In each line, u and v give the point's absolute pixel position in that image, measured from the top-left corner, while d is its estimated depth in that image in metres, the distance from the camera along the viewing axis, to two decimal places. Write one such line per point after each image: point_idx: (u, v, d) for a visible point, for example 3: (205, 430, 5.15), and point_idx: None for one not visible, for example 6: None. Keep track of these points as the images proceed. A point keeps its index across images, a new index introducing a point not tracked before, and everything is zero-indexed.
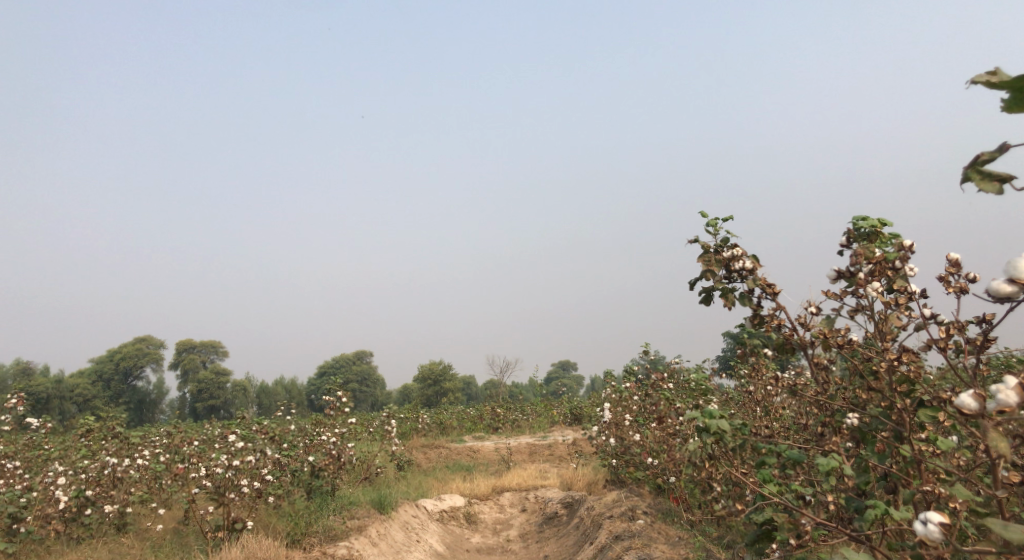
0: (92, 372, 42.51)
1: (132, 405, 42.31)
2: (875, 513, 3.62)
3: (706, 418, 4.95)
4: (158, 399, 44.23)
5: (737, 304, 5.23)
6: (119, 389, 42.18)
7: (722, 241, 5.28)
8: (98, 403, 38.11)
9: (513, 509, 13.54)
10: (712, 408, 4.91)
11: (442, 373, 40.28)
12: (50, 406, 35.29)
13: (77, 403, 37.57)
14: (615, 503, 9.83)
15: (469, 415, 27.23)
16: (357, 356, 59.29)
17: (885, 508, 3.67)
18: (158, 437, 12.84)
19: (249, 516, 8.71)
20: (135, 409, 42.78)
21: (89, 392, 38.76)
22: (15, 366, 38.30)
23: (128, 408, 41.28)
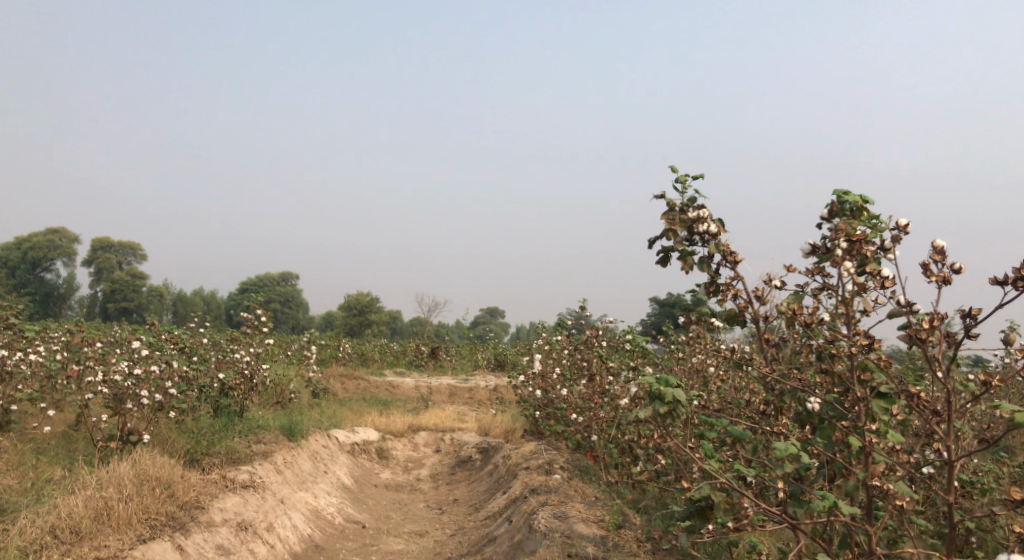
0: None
1: (40, 297, 40.39)
2: (821, 505, 3.41)
3: (659, 388, 4.32)
4: (68, 295, 42.31)
5: (694, 269, 4.94)
6: (27, 280, 40.07)
7: (689, 200, 4.95)
8: (2, 292, 36.16)
9: (427, 449, 13.33)
10: (667, 376, 4.31)
11: (369, 304, 39.68)
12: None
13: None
14: (532, 455, 9.68)
15: (393, 350, 26.88)
16: (284, 277, 57.87)
17: (833, 501, 3.46)
18: (57, 334, 12.03)
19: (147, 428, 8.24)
20: (42, 302, 40.84)
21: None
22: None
23: (34, 300, 39.38)
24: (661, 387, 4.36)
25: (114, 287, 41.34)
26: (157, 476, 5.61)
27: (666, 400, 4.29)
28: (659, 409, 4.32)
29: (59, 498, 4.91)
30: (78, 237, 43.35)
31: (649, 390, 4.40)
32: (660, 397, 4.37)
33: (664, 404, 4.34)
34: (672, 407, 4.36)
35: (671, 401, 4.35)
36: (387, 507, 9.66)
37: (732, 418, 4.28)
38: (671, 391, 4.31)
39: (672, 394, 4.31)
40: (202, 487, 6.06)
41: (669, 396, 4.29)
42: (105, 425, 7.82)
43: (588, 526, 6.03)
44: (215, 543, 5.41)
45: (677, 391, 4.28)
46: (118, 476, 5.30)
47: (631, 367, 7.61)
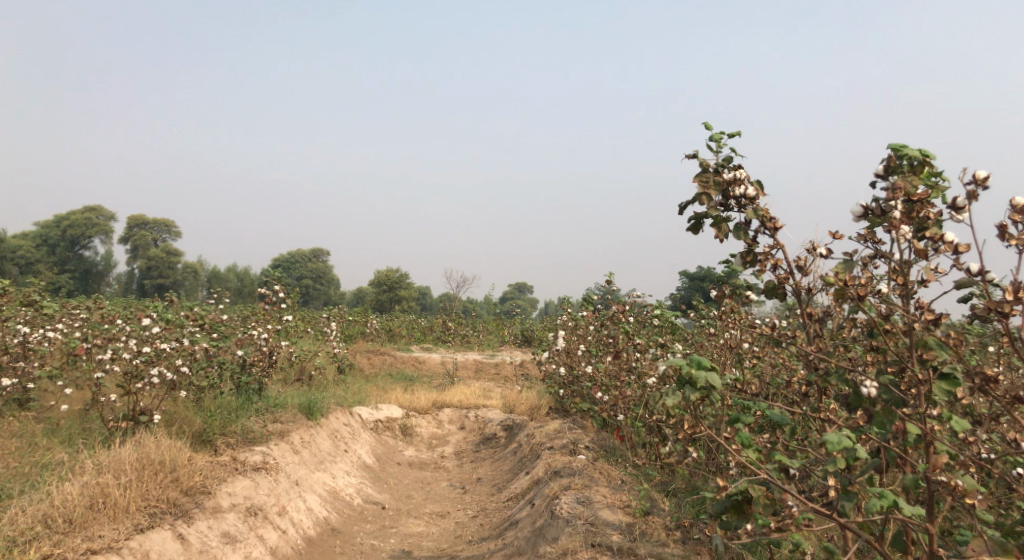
0: (36, 235, 40.77)
1: (77, 274, 40.96)
2: (877, 505, 3.04)
3: (690, 372, 3.96)
4: (105, 272, 42.85)
5: (729, 237, 4.52)
6: (64, 257, 40.61)
7: (724, 160, 4.52)
8: (40, 269, 36.74)
9: (451, 426, 13.06)
10: (701, 358, 3.93)
11: (398, 280, 39.53)
12: None
13: (18, 265, 36.21)
14: (557, 434, 9.33)
15: (420, 325, 26.68)
16: (314, 254, 57.88)
17: (893, 500, 3.08)
18: (77, 310, 11.92)
19: (161, 407, 8.05)
20: (79, 279, 41.40)
21: (32, 255, 37.33)
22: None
23: (70, 277, 39.96)
24: (692, 371, 3.99)
25: (148, 263, 41.71)
26: (161, 460, 5.38)
27: (699, 384, 3.91)
28: (691, 396, 3.95)
29: (52, 484, 4.73)
30: (111, 215, 43.80)
31: (678, 375, 4.04)
32: (691, 383, 4.00)
33: (696, 390, 3.96)
34: (705, 392, 3.99)
35: (704, 386, 3.97)
36: (409, 487, 9.39)
37: (772, 402, 3.88)
38: (704, 374, 3.94)
39: (705, 378, 3.94)
40: (209, 471, 5.81)
41: (701, 380, 3.92)
42: (117, 403, 7.63)
43: (613, 513, 5.66)
44: (220, 530, 5.20)
45: (710, 376, 3.91)
46: (118, 460, 5.12)
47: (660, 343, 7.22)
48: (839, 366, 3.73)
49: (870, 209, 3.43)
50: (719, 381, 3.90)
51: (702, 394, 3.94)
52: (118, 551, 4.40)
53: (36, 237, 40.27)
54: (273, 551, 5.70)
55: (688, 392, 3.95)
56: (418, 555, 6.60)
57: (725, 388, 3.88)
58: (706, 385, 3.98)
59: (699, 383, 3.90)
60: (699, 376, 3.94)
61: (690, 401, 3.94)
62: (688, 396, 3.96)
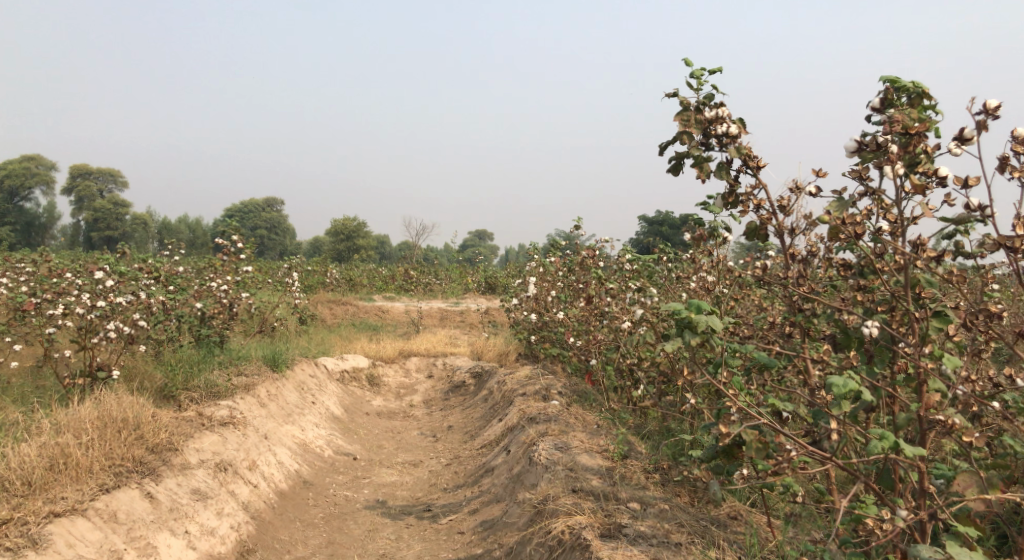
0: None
1: (21, 228, 39.46)
2: (880, 448, 3.03)
3: (691, 316, 3.87)
4: (51, 225, 41.37)
5: (711, 177, 4.39)
6: (6, 210, 39.02)
7: (706, 98, 4.31)
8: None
9: (419, 375, 12.96)
10: (700, 303, 3.84)
11: (357, 229, 38.92)
12: None
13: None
14: (528, 380, 9.29)
15: (381, 275, 26.37)
16: (269, 203, 56.53)
17: (894, 442, 3.07)
18: (23, 264, 11.40)
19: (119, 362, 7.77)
20: (24, 233, 39.92)
21: None
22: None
23: (14, 231, 38.48)
24: (691, 315, 3.90)
25: (96, 215, 40.36)
26: (123, 418, 5.17)
27: (700, 330, 3.83)
28: (690, 341, 3.87)
29: (9, 446, 4.51)
30: (55, 166, 42.13)
31: (676, 319, 3.95)
32: (690, 327, 3.91)
33: (695, 335, 3.87)
34: (704, 337, 3.91)
35: (702, 331, 3.89)
36: (379, 437, 9.30)
37: (764, 345, 3.83)
38: (705, 319, 3.86)
39: (705, 323, 3.86)
40: (175, 427, 5.61)
41: (702, 325, 3.84)
42: (72, 360, 7.33)
43: (592, 457, 5.63)
44: (190, 487, 5.05)
45: (714, 320, 3.83)
46: (78, 419, 4.90)
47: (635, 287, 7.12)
48: (828, 307, 3.68)
49: (863, 144, 3.33)
50: (722, 326, 3.82)
51: (702, 339, 3.87)
52: (83, 514, 4.24)
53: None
54: (246, 506, 5.56)
55: (688, 337, 3.87)
56: (394, 505, 6.53)
57: (726, 332, 3.81)
58: (705, 330, 3.90)
59: (701, 328, 3.82)
60: (700, 320, 3.85)
61: (689, 346, 3.86)
62: (688, 341, 3.87)
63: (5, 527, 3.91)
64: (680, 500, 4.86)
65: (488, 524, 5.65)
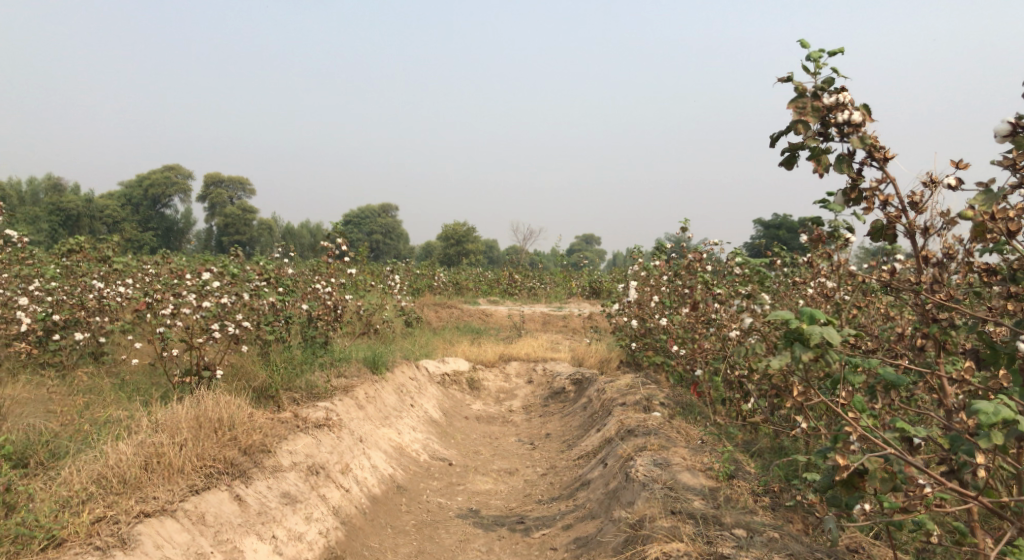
0: (120, 196, 42.14)
1: (160, 232, 42.22)
2: None
3: (802, 327, 3.49)
4: (186, 230, 44.11)
5: (830, 171, 3.95)
6: (147, 216, 41.95)
7: (825, 82, 3.87)
8: (127, 228, 38.06)
9: (519, 380, 12.78)
10: (814, 312, 3.45)
11: (465, 233, 39.39)
12: (80, 225, 35.49)
13: (107, 225, 37.73)
14: (629, 389, 8.92)
15: (487, 278, 26.48)
16: (382, 208, 57.97)
17: None
18: (148, 265, 12.02)
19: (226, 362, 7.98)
20: (163, 237, 42.79)
21: (118, 215, 38.80)
22: (45, 182, 38.31)
23: (153, 236, 41.28)
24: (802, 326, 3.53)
25: (225, 221, 42.70)
26: (218, 418, 5.26)
27: (813, 342, 3.44)
28: (801, 357, 3.48)
29: (108, 444, 4.65)
30: (189, 174, 44.93)
31: (785, 331, 3.57)
32: (801, 340, 3.53)
33: (807, 350, 3.49)
34: (818, 351, 3.52)
35: (817, 344, 3.49)
36: (476, 442, 9.17)
37: (892, 359, 3.40)
38: (819, 330, 3.47)
39: (821, 334, 3.45)
40: (270, 429, 5.64)
41: (816, 337, 3.45)
42: (182, 358, 7.57)
43: (695, 476, 5.24)
44: (280, 491, 5.07)
45: (830, 331, 3.44)
46: (175, 419, 5.01)
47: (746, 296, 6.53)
48: (970, 318, 3.23)
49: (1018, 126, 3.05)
50: (842, 339, 3.43)
51: (815, 354, 3.49)
52: (173, 515, 4.27)
53: (120, 196, 41.68)
54: (337, 511, 5.51)
55: (797, 351, 3.49)
56: (487, 514, 6.34)
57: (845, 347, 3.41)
58: (820, 343, 3.52)
59: (814, 340, 3.44)
60: (810, 329, 3.47)
61: (800, 362, 3.48)
62: (799, 356, 3.49)
63: (97, 526, 4.00)
64: (793, 527, 4.43)
65: (582, 542, 5.37)
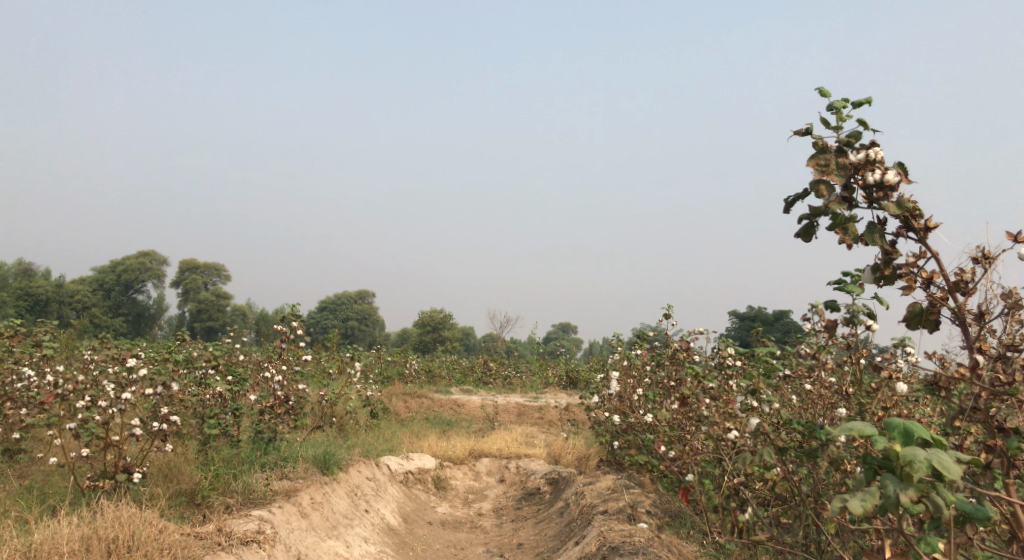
0: (92, 280, 41.03)
1: (130, 318, 40.94)
2: None
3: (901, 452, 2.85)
4: (156, 315, 42.85)
5: (858, 242, 3.27)
6: (118, 301, 40.80)
7: (850, 136, 3.25)
8: (96, 313, 36.87)
9: (490, 479, 11.72)
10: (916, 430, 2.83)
11: (441, 320, 38.64)
12: (48, 310, 34.23)
13: (75, 309, 36.48)
14: (610, 493, 8.02)
15: (461, 367, 25.55)
16: (359, 294, 57.05)
17: None
18: (88, 349, 11.03)
19: (152, 464, 7.03)
20: (132, 323, 41.51)
21: (88, 300, 37.64)
22: (14, 266, 37.27)
23: (122, 321, 40.00)
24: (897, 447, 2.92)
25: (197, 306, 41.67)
26: (115, 537, 4.56)
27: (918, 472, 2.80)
28: (898, 492, 2.88)
29: None
30: (163, 259, 43.99)
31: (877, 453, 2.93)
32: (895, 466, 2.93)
33: (905, 483, 2.89)
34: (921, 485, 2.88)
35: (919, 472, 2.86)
36: (439, 554, 8.13)
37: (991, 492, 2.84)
38: (923, 456, 2.83)
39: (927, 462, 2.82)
40: (182, 549, 4.68)
41: (920, 466, 2.82)
42: (99, 459, 6.60)
43: None
44: None
45: (937, 457, 2.82)
46: (55, 541, 4.38)
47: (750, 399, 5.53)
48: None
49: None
50: (955, 469, 2.81)
51: (917, 489, 2.89)
52: None
53: (92, 281, 40.56)
54: None
55: (894, 487, 2.89)
56: None
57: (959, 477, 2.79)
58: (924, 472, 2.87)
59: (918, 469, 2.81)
60: (910, 456, 2.85)
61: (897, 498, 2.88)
62: (895, 491, 2.89)
63: None
64: None
65: None
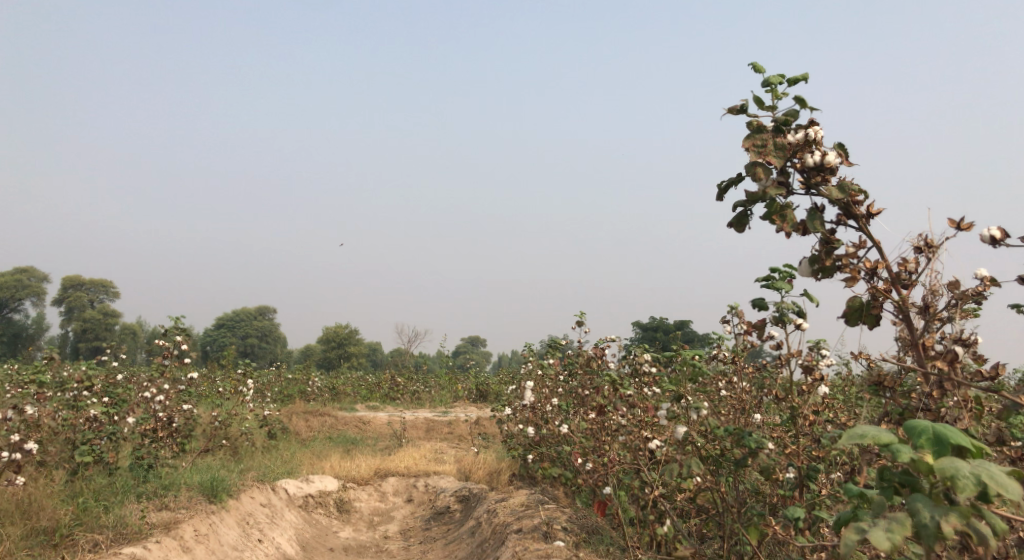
0: None
1: (8, 339, 37.91)
2: None
3: (945, 468, 2.45)
4: (38, 335, 39.80)
5: (796, 229, 3.01)
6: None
7: (787, 115, 2.98)
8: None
9: (397, 499, 11.08)
10: (959, 442, 2.44)
11: (347, 336, 37.52)
12: None
13: None
14: (524, 510, 7.63)
15: (367, 383, 24.70)
16: (260, 311, 54.90)
17: None
18: None
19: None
20: (11, 345, 38.41)
21: None
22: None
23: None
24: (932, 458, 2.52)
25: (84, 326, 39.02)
26: None
27: (967, 490, 2.41)
28: (939, 519, 2.48)
29: None
30: (44, 276, 41.02)
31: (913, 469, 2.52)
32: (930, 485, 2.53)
33: (944, 508, 2.50)
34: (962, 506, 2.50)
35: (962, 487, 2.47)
36: None
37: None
38: (968, 471, 2.44)
39: (973, 478, 2.42)
40: None
41: (968, 483, 2.42)
42: None
43: None
44: None
45: (981, 469, 2.45)
46: None
47: (675, 408, 5.23)
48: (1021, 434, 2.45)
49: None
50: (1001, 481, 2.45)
51: (958, 513, 2.51)
52: None
53: None
54: None
55: (931, 511, 2.50)
56: None
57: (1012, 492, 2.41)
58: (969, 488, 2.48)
59: (966, 486, 2.42)
60: (952, 467, 2.46)
61: (938, 526, 2.48)
62: (934, 516, 2.50)
63: None
64: None
65: None
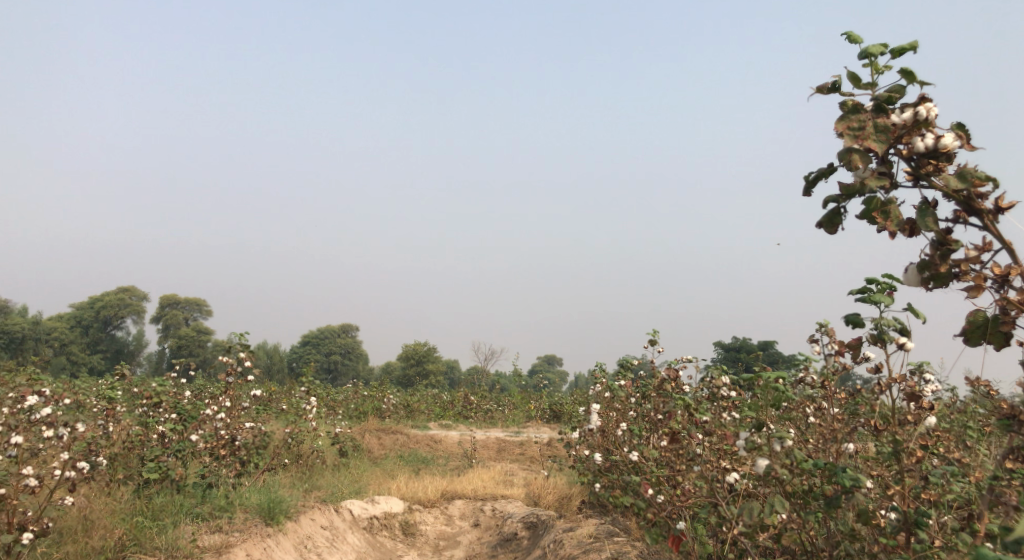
0: (71, 317, 39.74)
1: (109, 355, 39.73)
2: None
3: None
4: (136, 351, 41.55)
5: (903, 228, 2.54)
6: (98, 338, 39.52)
7: (890, 92, 2.53)
8: (76, 350, 36.13)
9: (463, 523, 10.67)
10: None
11: (425, 353, 37.66)
12: (25, 346, 32.86)
13: (54, 346, 35.41)
14: (591, 542, 7.13)
15: (442, 401, 24.54)
16: (342, 328, 55.93)
17: None
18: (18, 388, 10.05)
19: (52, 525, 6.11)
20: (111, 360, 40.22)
21: (67, 336, 36.56)
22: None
23: (101, 358, 38.74)
24: None
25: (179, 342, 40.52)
26: None
27: None
28: None
29: None
30: (143, 295, 42.92)
31: None
32: None
33: None
34: None
35: None
36: None
37: None
38: None
39: None
40: None
41: None
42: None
43: None
44: None
45: None
46: None
47: (756, 438, 4.68)
48: None
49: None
50: None
51: None
52: None
53: (71, 317, 39.40)
54: None
55: None
56: None
57: None
58: None
59: None
60: None
61: None
62: None
63: None
64: None
65: None
